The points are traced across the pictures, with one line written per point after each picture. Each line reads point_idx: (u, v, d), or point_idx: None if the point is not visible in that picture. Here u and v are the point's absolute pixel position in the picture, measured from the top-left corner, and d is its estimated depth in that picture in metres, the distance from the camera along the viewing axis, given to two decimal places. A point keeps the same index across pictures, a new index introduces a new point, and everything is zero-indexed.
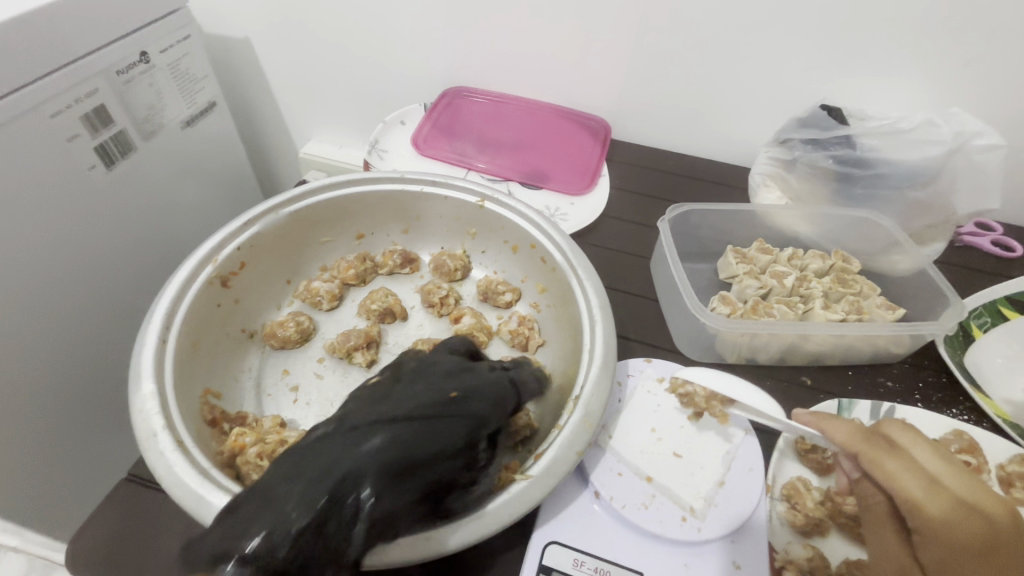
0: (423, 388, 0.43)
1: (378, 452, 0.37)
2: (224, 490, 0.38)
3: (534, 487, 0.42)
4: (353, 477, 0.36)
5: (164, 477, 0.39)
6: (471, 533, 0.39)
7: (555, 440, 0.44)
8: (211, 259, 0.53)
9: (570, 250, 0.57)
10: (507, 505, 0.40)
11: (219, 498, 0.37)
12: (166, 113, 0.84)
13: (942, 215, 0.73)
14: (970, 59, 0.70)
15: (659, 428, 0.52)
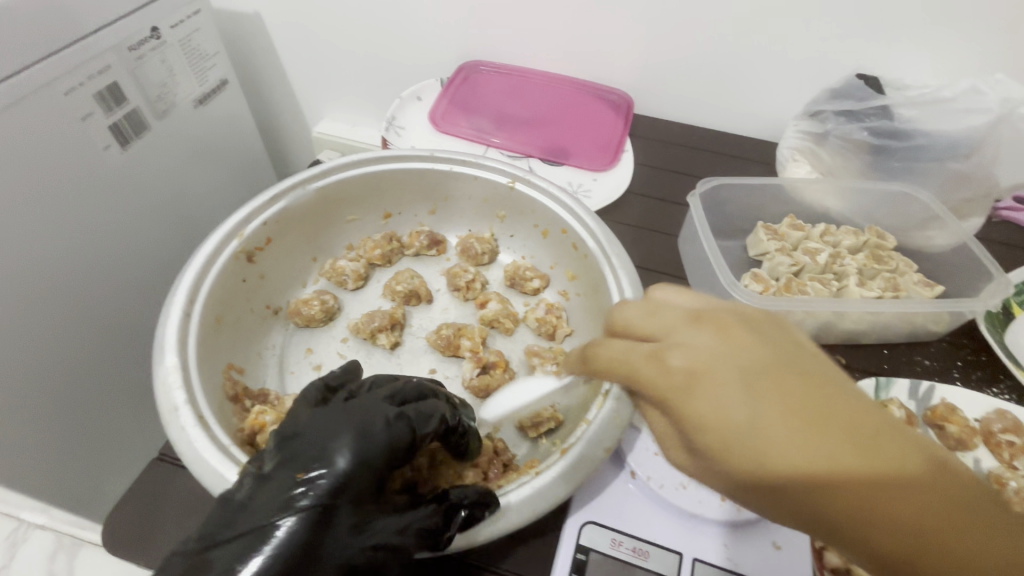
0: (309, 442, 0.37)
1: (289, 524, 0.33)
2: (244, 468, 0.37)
3: (558, 483, 0.41)
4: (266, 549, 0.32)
5: (184, 453, 0.37)
6: (490, 530, 0.38)
7: (581, 437, 0.43)
8: (236, 234, 0.52)
9: (604, 236, 0.55)
10: (532, 501, 0.40)
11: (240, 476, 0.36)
12: (178, 90, 0.82)
13: (983, 188, 0.70)
14: (1016, 23, 0.66)
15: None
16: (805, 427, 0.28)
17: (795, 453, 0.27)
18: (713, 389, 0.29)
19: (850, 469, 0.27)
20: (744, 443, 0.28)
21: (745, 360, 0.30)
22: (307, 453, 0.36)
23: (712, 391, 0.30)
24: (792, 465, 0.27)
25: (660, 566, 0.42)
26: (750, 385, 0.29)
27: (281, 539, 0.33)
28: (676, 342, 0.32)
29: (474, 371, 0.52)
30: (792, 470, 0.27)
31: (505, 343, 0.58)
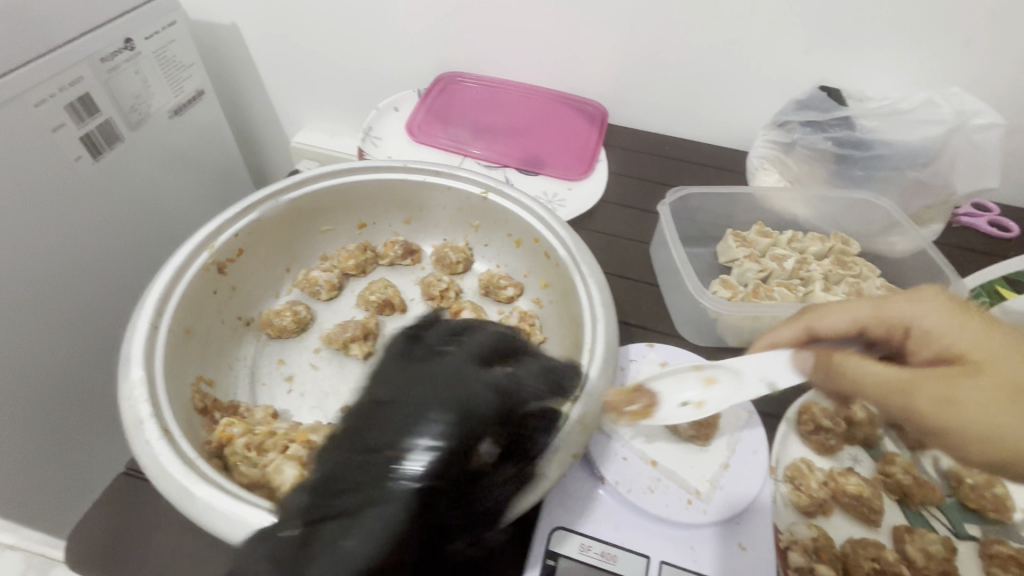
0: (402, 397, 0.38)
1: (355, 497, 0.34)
2: (207, 481, 0.36)
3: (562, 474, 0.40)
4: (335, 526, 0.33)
5: (148, 465, 0.37)
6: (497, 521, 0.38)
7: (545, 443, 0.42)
8: (207, 245, 0.52)
9: (574, 245, 0.56)
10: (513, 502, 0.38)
11: (203, 488, 0.36)
12: (152, 101, 0.82)
13: (943, 196, 0.72)
14: (970, 37, 0.69)
15: (705, 398, 0.50)
16: (975, 348, 0.38)
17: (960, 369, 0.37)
18: (936, 316, 0.41)
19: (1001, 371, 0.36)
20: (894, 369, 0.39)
21: (983, 322, 0.40)
22: (372, 431, 0.37)
23: (955, 334, 0.39)
24: (952, 379, 0.37)
25: (627, 569, 0.43)
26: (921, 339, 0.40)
27: (394, 507, 0.34)
28: (961, 304, 0.42)
29: None
30: (935, 373, 0.37)
31: None
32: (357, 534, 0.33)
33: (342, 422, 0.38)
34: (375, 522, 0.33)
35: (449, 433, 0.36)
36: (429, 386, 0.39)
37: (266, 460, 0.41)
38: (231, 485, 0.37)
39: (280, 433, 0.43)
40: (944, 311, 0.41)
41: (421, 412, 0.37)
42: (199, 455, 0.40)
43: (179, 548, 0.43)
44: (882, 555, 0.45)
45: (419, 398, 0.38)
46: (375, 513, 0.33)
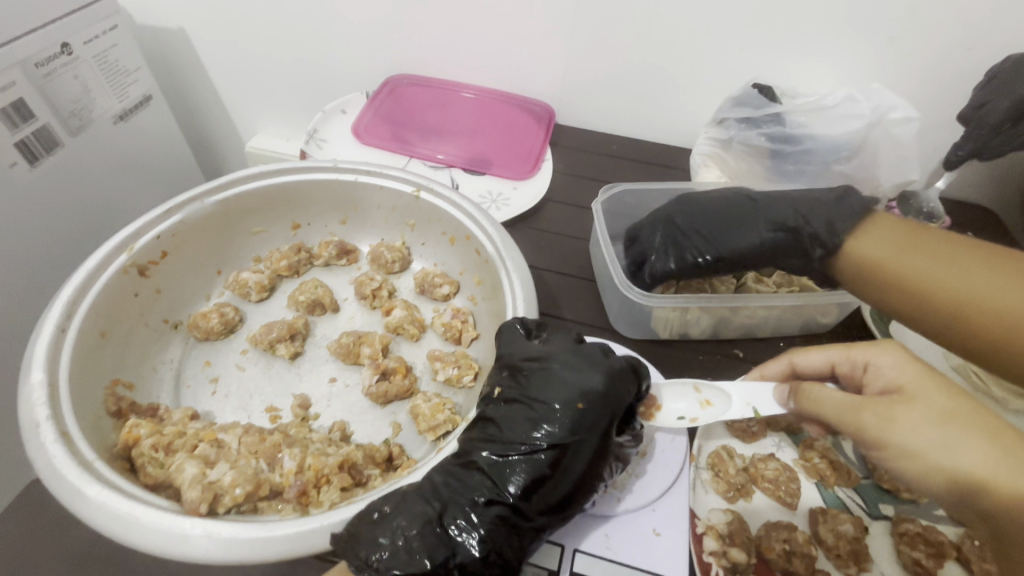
0: (554, 385, 0.42)
1: (474, 482, 0.39)
2: (103, 482, 0.36)
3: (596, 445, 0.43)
4: (428, 514, 0.37)
5: (42, 469, 0.37)
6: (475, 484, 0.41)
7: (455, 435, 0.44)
8: (125, 247, 0.51)
9: (501, 241, 0.57)
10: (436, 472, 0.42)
11: (97, 490, 0.35)
12: (95, 106, 0.81)
13: (869, 188, 0.75)
14: (893, 35, 0.71)
15: (699, 415, 0.50)
16: (914, 382, 0.39)
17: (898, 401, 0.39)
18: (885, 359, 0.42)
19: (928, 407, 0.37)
20: (852, 404, 0.40)
21: (934, 367, 0.40)
22: (508, 426, 0.41)
23: (901, 372, 0.40)
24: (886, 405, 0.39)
25: (542, 559, 0.43)
26: (904, 380, 0.40)
27: (480, 493, 0.38)
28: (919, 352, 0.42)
29: (373, 377, 0.52)
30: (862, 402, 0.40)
31: (409, 348, 0.58)
32: (558, 489, 0.39)
33: (493, 413, 0.43)
34: (524, 485, 0.39)
35: (586, 406, 0.41)
36: (544, 372, 0.43)
37: (171, 461, 0.41)
38: (128, 485, 0.37)
39: (190, 432, 0.44)
40: (896, 355, 0.41)
41: (559, 391, 0.42)
42: (100, 457, 0.40)
43: (88, 553, 0.42)
44: (792, 536, 0.46)
45: (555, 380, 0.43)
46: (552, 475, 0.39)
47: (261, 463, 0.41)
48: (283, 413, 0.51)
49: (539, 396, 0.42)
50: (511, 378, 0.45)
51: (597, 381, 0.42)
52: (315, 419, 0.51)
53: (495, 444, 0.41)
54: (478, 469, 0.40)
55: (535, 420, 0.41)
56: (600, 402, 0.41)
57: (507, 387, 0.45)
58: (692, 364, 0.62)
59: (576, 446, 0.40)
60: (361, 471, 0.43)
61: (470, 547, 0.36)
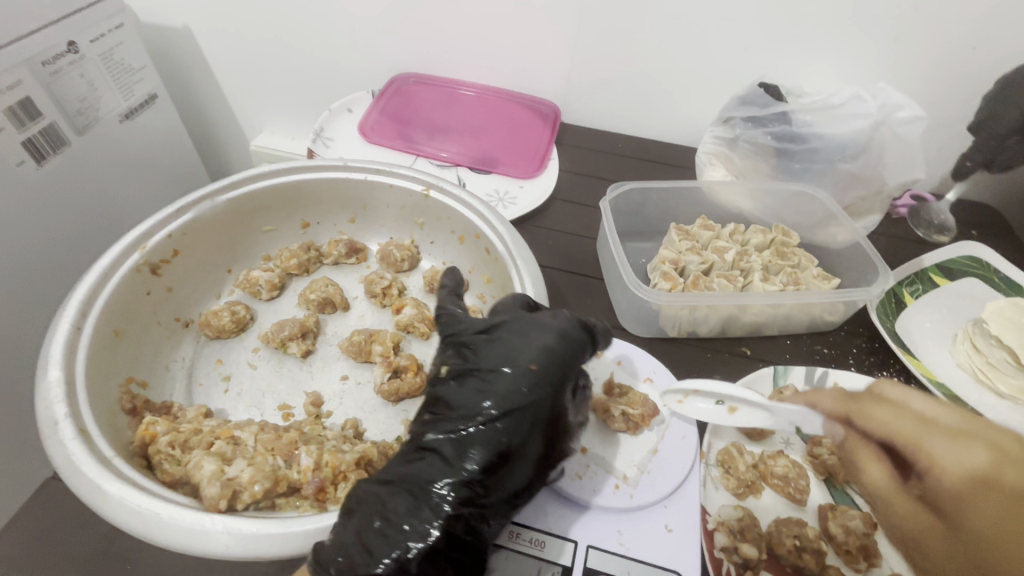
0: (501, 355, 0.42)
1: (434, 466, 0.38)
2: (122, 479, 0.36)
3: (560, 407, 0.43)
4: (384, 505, 0.37)
5: (62, 466, 0.37)
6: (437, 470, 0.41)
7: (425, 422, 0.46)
8: (138, 246, 0.51)
9: (511, 239, 0.57)
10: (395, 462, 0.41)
11: (117, 487, 0.36)
12: (100, 105, 0.81)
13: (874, 187, 0.75)
14: (899, 34, 0.71)
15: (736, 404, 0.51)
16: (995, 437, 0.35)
17: (981, 456, 0.34)
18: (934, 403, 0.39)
19: (1017, 478, 0.32)
20: (896, 496, 0.37)
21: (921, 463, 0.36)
22: (459, 400, 0.41)
23: (936, 465, 0.35)
24: (974, 462, 0.34)
25: (556, 555, 0.43)
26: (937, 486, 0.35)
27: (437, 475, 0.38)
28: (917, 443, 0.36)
29: (385, 375, 0.53)
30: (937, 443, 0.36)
31: (420, 347, 0.59)
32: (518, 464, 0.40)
33: (442, 391, 0.43)
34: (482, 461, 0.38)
35: (535, 372, 0.41)
36: (492, 342, 0.43)
37: (188, 458, 0.41)
38: (146, 482, 0.38)
39: (206, 430, 0.44)
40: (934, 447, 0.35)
41: (506, 360, 0.42)
42: (118, 455, 0.40)
43: (104, 550, 0.42)
44: (803, 532, 0.47)
45: (502, 349, 0.42)
46: (506, 445, 0.39)
47: (279, 460, 0.42)
48: (295, 411, 0.51)
49: (486, 367, 0.42)
50: (460, 354, 0.45)
51: (543, 347, 0.42)
52: (327, 417, 0.51)
53: (450, 425, 0.40)
54: (431, 449, 0.39)
55: (482, 390, 0.41)
56: (545, 367, 0.41)
57: (455, 364, 0.44)
58: (701, 362, 0.62)
59: (527, 414, 0.40)
60: (377, 467, 0.44)
61: (431, 528, 0.36)
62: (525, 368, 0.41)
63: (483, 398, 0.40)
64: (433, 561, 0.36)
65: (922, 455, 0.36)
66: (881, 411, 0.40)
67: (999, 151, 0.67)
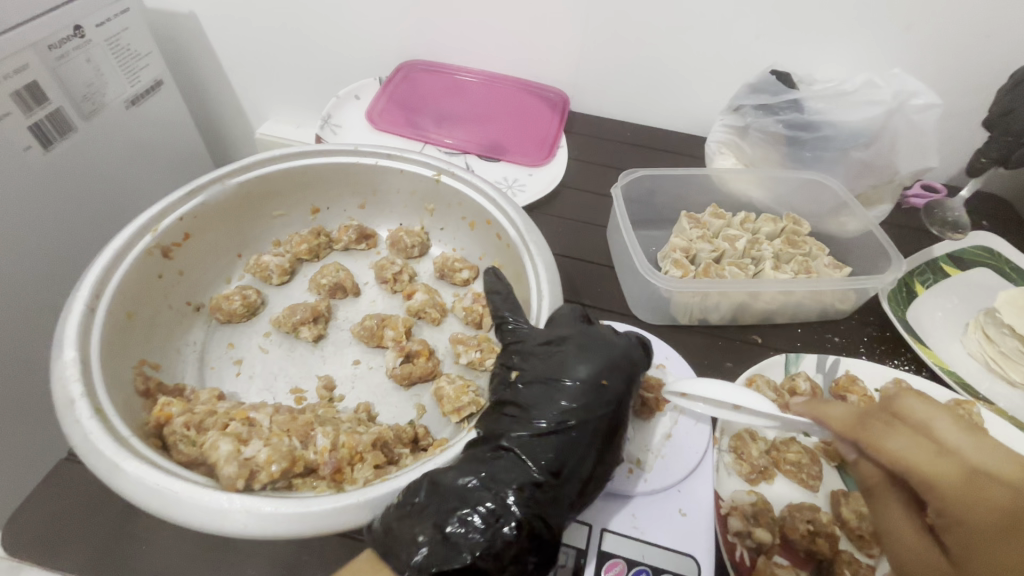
0: (570, 365, 0.44)
1: (510, 465, 0.40)
2: (139, 457, 0.36)
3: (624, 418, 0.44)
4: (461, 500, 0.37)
5: (78, 444, 0.37)
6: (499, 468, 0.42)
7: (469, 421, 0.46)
8: (149, 229, 0.51)
9: (523, 225, 0.57)
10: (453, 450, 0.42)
11: (134, 464, 0.36)
12: (106, 90, 0.80)
13: (886, 175, 0.75)
14: (913, 21, 0.71)
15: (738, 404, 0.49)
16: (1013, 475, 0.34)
17: (1001, 497, 0.33)
18: (953, 430, 0.37)
19: None
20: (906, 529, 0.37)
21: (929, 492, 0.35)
22: (532, 406, 0.43)
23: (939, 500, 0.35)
24: (996, 506, 0.33)
25: (570, 538, 0.43)
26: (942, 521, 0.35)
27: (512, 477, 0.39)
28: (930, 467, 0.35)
29: (397, 359, 0.53)
30: (962, 484, 0.34)
31: (431, 332, 0.58)
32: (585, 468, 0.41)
33: (512, 395, 0.44)
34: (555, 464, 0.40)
35: (603, 383, 0.43)
36: (562, 352, 0.45)
37: (203, 439, 0.42)
38: (163, 461, 0.38)
39: (219, 411, 0.44)
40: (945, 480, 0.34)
41: (577, 370, 0.44)
42: (133, 434, 0.40)
43: (121, 531, 0.42)
44: (816, 517, 0.46)
45: (573, 358, 0.45)
46: (579, 451, 0.40)
47: (295, 441, 0.42)
48: (307, 395, 0.51)
49: (559, 376, 0.44)
50: (525, 360, 0.46)
51: (609, 359, 0.45)
52: (339, 401, 0.51)
53: (523, 427, 0.42)
54: (505, 452, 0.40)
55: (555, 398, 0.43)
56: (616, 379, 0.44)
57: (522, 369, 0.46)
58: (712, 350, 0.62)
59: (596, 420, 0.42)
60: (392, 449, 0.44)
61: (507, 526, 0.36)
62: (598, 381, 0.43)
63: (554, 405, 0.42)
64: (508, 560, 0.36)
65: (940, 494, 0.34)
66: (897, 440, 0.37)
67: (1016, 147, 0.66)
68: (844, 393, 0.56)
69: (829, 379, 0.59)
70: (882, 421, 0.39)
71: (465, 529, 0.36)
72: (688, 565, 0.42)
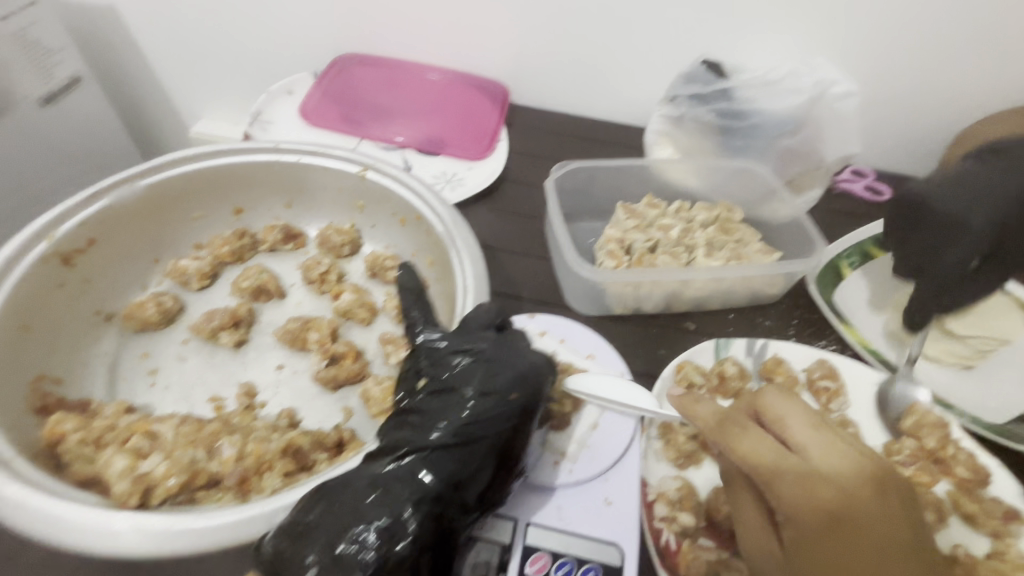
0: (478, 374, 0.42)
1: (398, 475, 0.37)
2: (22, 481, 0.34)
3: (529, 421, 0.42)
4: (348, 520, 0.35)
5: None
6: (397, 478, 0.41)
7: None
8: (45, 235, 0.48)
9: (450, 220, 0.56)
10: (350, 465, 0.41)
11: (15, 488, 0.34)
12: (14, 88, 0.75)
13: (813, 162, 0.77)
14: (832, 11, 0.73)
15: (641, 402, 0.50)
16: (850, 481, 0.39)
17: (830, 498, 0.38)
18: (804, 434, 0.40)
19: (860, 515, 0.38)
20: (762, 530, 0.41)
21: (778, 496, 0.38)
22: (431, 415, 0.41)
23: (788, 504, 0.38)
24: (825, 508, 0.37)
25: (494, 534, 0.43)
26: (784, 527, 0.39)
27: (409, 491, 0.36)
28: (776, 474, 0.38)
29: (322, 362, 0.51)
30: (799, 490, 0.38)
31: (360, 333, 0.57)
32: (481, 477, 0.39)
33: (416, 403, 0.42)
34: (452, 474, 0.38)
35: (512, 392, 0.41)
36: (473, 359, 0.43)
37: (101, 456, 0.39)
38: (51, 484, 0.35)
39: (121, 425, 0.42)
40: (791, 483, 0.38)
41: (483, 377, 0.42)
42: (18, 455, 0.37)
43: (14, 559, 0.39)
44: None
45: (482, 366, 0.42)
46: (478, 463, 0.39)
47: (199, 451, 0.40)
48: (227, 403, 0.49)
49: (467, 386, 0.41)
50: (434, 365, 0.44)
51: (521, 368, 0.43)
52: (261, 408, 0.49)
53: (419, 437, 0.39)
54: (399, 466, 0.38)
55: (458, 410, 0.40)
56: (530, 389, 0.42)
57: (430, 376, 0.43)
58: (645, 338, 0.63)
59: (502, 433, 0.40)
60: (306, 455, 0.42)
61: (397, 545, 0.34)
62: (507, 393, 0.41)
63: (458, 415, 0.40)
64: None
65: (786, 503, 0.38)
66: (751, 445, 0.39)
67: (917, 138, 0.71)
68: (771, 374, 0.59)
69: (758, 363, 0.60)
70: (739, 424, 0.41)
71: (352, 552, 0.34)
72: (614, 554, 0.43)
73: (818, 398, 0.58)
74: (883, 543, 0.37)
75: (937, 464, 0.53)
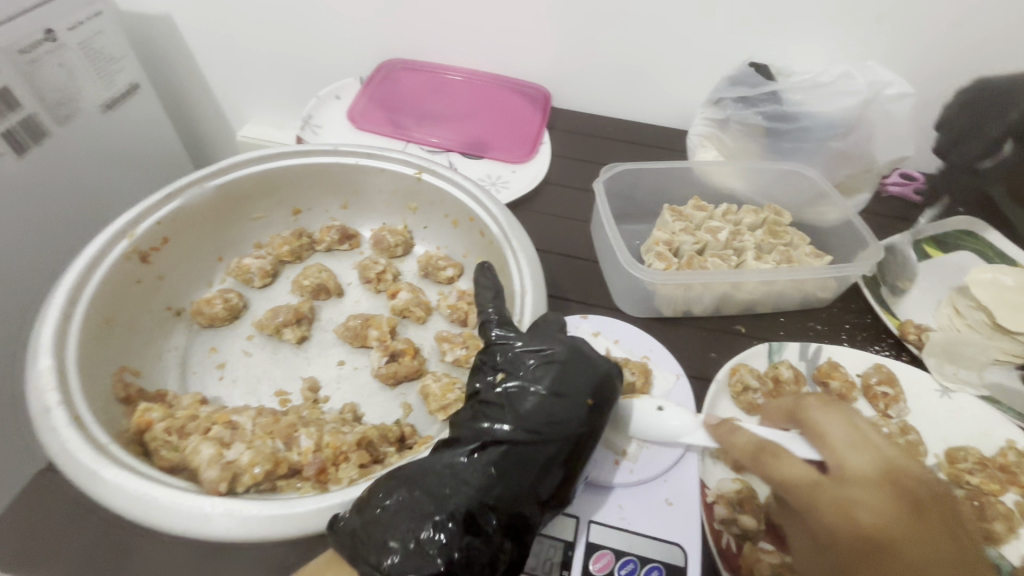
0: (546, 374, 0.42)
1: (477, 469, 0.38)
2: (119, 465, 0.36)
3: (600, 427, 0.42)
4: (427, 506, 0.36)
5: (55, 454, 0.36)
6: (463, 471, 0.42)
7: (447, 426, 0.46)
8: (126, 234, 0.51)
9: (505, 221, 0.57)
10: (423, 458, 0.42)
11: (114, 472, 0.35)
12: (81, 95, 0.78)
13: (863, 165, 0.76)
14: (883, 12, 0.72)
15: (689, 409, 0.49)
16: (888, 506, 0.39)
17: (865, 521, 0.39)
18: (848, 453, 0.42)
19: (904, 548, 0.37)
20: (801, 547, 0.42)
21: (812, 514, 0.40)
22: (505, 409, 0.41)
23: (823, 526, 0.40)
24: (859, 531, 0.38)
25: (557, 531, 0.44)
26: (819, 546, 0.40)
27: (480, 482, 0.37)
28: (807, 493, 0.40)
29: (382, 359, 0.52)
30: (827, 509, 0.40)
31: (416, 331, 0.58)
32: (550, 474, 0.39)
33: (490, 397, 0.42)
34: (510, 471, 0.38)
35: (586, 400, 0.42)
36: (548, 365, 0.43)
37: (185, 444, 0.41)
38: (144, 468, 0.37)
39: (201, 416, 0.44)
40: (823, 506, 0.40)
41: (554, 377, 0.42)
42: (113, 442, 0.39)
43: (99, 539, 0.42)
44: None
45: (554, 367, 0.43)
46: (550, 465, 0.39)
47: (278, 443, 0.42)
48: (292, 397, 0.51)
49: (542, 382, 0.42)
50: (509, 363, 0.44)
51: (594, 376, 0.43)
52: (324, 402, 0.51)
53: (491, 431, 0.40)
54: (475, 458, 0.38)
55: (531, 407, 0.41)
56: (602, 397, 0.42)
57: (507, 372, 0.43)
58: (696, 341, 0.62)
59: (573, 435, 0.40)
60: (376, 449, 0.43)
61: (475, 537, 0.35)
62: (582, 399, 0.41)
63: (528, 412, 0.40)
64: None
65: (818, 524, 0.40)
66: (784, 466, 0.42)
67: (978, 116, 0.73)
68: (826, 378, 0.58)
69: (812, 366, 0.60)
70: (772, 448, 0.43)
71: (430, 541, 0.34)
72: (678, 554, 0.43)
73: (875, 404, 0.56)
74: (929, 555, 0.37)
75: (1003, 472, 0.52)
